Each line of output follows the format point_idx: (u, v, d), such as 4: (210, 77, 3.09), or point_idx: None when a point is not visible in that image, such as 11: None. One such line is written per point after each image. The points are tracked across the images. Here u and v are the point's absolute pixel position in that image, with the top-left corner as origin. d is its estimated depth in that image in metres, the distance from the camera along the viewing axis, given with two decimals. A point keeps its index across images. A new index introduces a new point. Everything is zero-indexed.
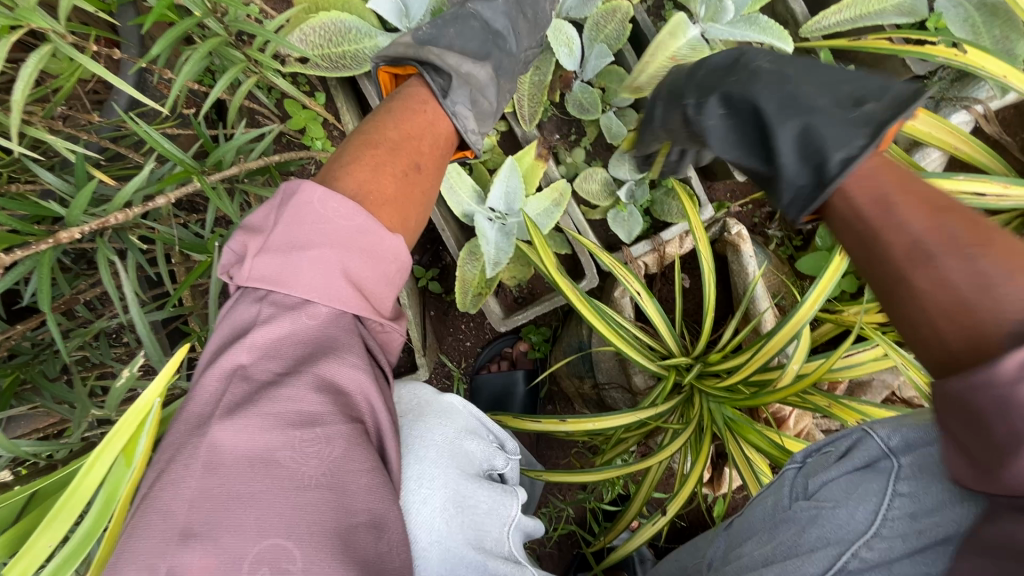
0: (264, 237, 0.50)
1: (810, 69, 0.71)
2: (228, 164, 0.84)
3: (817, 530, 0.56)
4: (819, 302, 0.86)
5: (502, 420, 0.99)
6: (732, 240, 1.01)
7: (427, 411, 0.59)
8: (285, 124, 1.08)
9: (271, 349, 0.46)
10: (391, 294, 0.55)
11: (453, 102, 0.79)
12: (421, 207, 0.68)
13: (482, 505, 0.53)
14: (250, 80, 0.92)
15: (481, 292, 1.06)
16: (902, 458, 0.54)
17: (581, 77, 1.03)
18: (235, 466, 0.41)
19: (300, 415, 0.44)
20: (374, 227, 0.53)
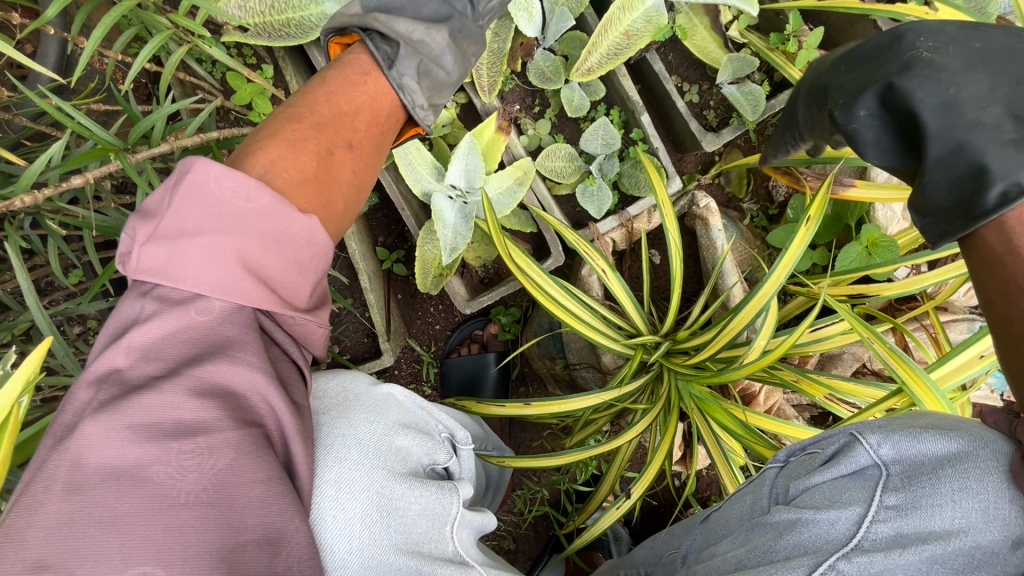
0: (154, 223, 0.47)
1: (979, 60, 0.60)
2: (159, 138, 0.77)
3: (795, 537, 0.54)
4: (785, 276, 0.82)
5: (466, 406, 0.95)
6: (701, 214, 0.98)
7: (354, 407, 0.57)
8: (228, 99, 1.02)
9: (155, 351, 0.44)
10: (305, 285, 0.53)
11: (400, 75, 0.70)
12: (352, 188, 0.63)
13: (413, 507, 0.53)
14: (182, 49, 0.85)
15: (442, 273, 1.02)
16: (891, 468, 0.53)
17: (543, 44, 0.97)
18: (103, 486, 0.39)
19: (182, 423, 0.42)
20: (280, 207, 0.50)
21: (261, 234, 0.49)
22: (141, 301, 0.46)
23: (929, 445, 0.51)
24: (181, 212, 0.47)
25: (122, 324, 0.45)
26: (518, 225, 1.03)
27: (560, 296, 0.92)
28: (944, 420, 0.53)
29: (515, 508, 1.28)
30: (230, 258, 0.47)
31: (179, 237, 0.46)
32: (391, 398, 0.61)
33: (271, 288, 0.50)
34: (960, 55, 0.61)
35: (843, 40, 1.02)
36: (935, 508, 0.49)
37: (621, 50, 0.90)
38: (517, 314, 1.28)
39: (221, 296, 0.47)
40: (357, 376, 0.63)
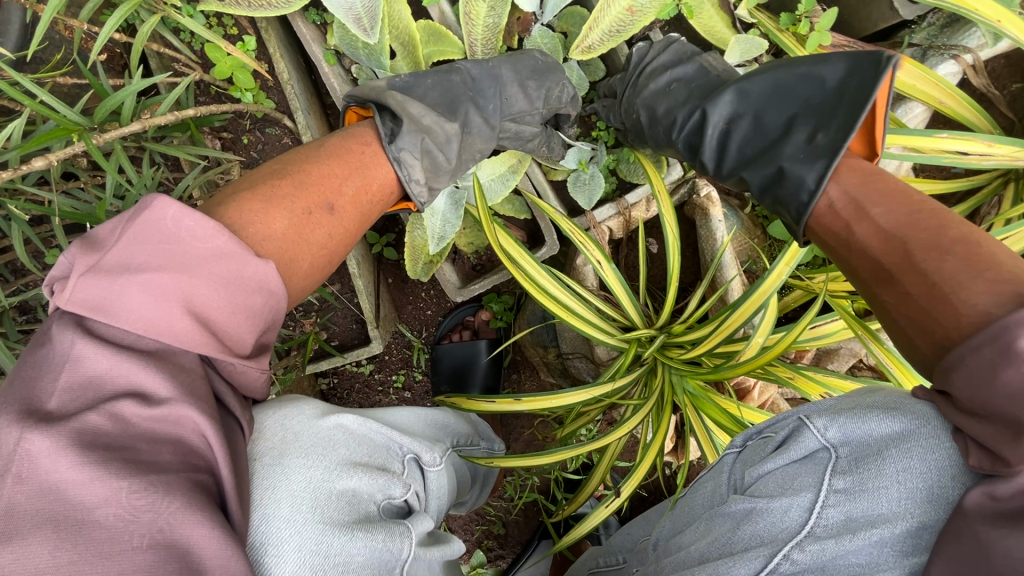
0: (98, 255, 0.43)
1: (765, 109, 0.75)
2: (129, 116, 0.72)
3: (751, 527, 0.53)
4: (787, 273, 0.79)
5: (456, 401, 0.94)
6: (701, 203, 0.95)
7: (292, 449, 0.53)
8: (208, 73, 0.97)
9: (89, 384, 0.40)
10: (251, 331, 0.48)
11: (399, 148, 0.70)
12: (320, 251, 0.59)
13: (357, 559, 0.48)
14: (153, 19, 0.79)
15: (433, 260, 0.99)
16: (840, 451, 0.50)
17: (541, 19, 0.91)
18: (39, 533, 0.36)
19: (135, 459, 0.39)
20: (239, 251, 0.47)
21: (212, 278, 0.45)
22: (71, 334, 0.41)
23: (875, 426, 0.49)
24: (131, 246, 0.44)
25: (47, 352, 0.41)
26: (512, 212, 0.99)
27: (553, 290, 0.89)
28: (887, 395, 0.52)
29: (505, 494, 1.28)
30: (172, 301, 0.44)
31: (122, 272, 0.43)
32: (337, 433, 0.57)
33: (215, 332, 0.46)
34: (748, 114, 0.76)
35: (859, 21, 0.98)
36: (881, 491, 0.46)
37: (624, 28, 0.85)
38: (510, 301, 1.26)
39: (156, 337, 0.43)
40: (303, 408, 0.59)
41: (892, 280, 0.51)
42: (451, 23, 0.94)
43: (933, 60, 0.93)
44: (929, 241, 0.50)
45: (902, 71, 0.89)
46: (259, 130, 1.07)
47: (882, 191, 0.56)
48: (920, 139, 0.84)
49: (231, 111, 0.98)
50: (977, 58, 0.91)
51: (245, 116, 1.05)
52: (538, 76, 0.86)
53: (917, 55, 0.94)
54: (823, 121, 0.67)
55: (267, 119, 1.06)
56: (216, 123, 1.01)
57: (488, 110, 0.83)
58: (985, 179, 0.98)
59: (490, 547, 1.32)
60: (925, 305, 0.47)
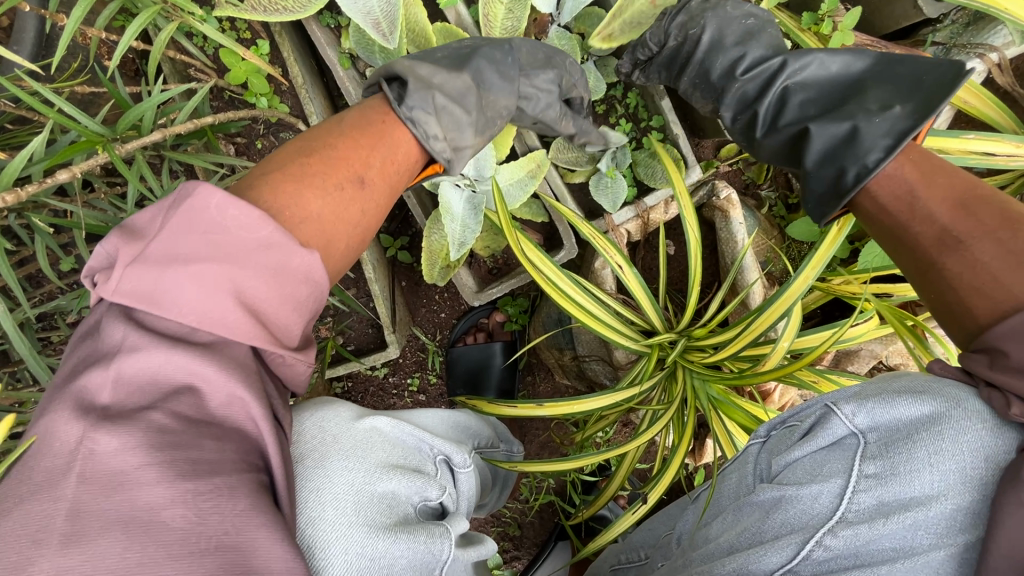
0: (145, 245, 0.43)
1: (837, 88, 0.78)
2: (149, 126, 0.72)
3: (780, 516, 0.52)
4: (811, 277, 0.78)
5: (477, 405, 0.94)
6: (721, 206, 0.95)
7: (332, 452, 0.53)
8: (224, 78, 0.97)
9: (145, 375, 0.41)
10: (298, 322, 0.49)
11: (410, 108, 0.69)
12: (355, 233, 0.59)
13: (399, 560, 0.48)
14: (172, 26, 0.79)
15: (450, 264, 0.98)
16: (868, 436, 0.49)
17: (558, 20, 0.90)
18: (109, 535, 0.35)
19: (199, 460, 0.39)
20: (285, 242, 0.47)
21: (260, 268, 0.45)
22: (123, 327, 0.41)
23: (903, 410, 0.47)
24: (176, 237, 0.44)
25: (99, 345, 0.42)
26: (529, 216, 0.99)
27: (572, 292, 0.89)
28: (912, 379, 0.50)
29: (521, 495, 1.27)
30: (222, 291, 0.43)
31: (171, 263, 0.43)
32: (373, 435, 0.57)
33: (262, 323, 0.46)
34: (816, 93, 0.79)
35: (880, 19, 0.97)
36: (913, 475, 0.45)
37: (643, 21, 0.84)
38: (525, 304, 1.26)
39: (208, 330, 0.43)
40: (339, 411, 0.59)
41: (960, 246, 0.53)
42: (468, 24, 0.93)
43: (957, 59, 0.93)
44: (1000, 217, 0.52)
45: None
46: (273, 135, 1.07)
47: (947, 177, 0.59)
48: (947, 141, 0.84)
49: (247, 116, 0.98)
50: (1002, 56, 0.91)
51: (261, 122, 1.06)
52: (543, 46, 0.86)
53: (940, 54, 0.95)
54: (901, 101, 0.71)
55: (281, 124, 1.06)
56: (232, 129, 1.01)
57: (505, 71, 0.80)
58: (1008, 178, 0.97)
59: (505, 549, 1.31)
60: (997, 272, 0.49)
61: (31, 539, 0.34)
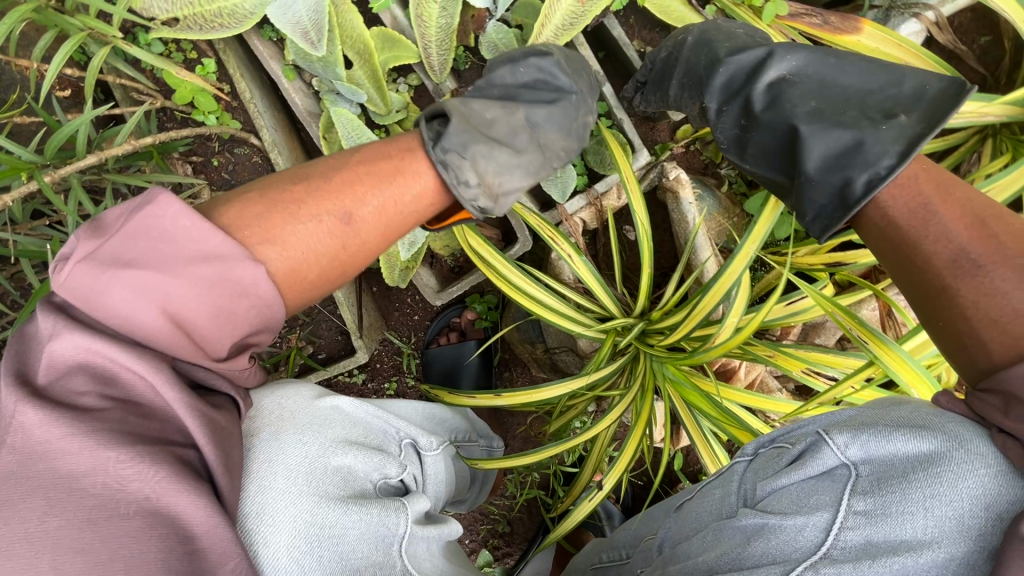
0: (93, 243, 0.46)
1: (826, 86, 0.75)
2: (82, 147, 0.72)
3: (762, 543, 0.52)
4: (752, 250, 0.81)
5: (438, 394, 0.96)
6: (671, 187, 0.97)
7: (289, 425, 0.56)
8: (169, 99, 0.98)
9: (76, 358, 0.43)
10: (233, 335, 0.50)
11: (444, 151, 0.67)
12: (331, 260, 0.59)
13: (350, 531, 0.52)
14: (102, 51, 0.80)
15: (409, 265, 0.99)
16: (860, 469, 0.49)
17: (494, 15, 0.92)
18: (31, 500, 0.40)
19: (124, 434, 0.43)
20: (231, 256, 0.49)
21: (200, 280, 0.47)
22: (58, 317, 0.44)
23: (899, 447, 0.48)
24: (127, 241, 0.46)
25: (37, 331, 0.44)
26: None
27: (527, 287, 0.90)
28: (915, 411, 0.50)
29: (507, 491, 1.28)
30: (152, 298, 0.46)
31: (111, 266, 0.45)
32: (332, 413, 0.61)
33: (188, 333, 0.48)
34: (809, 89, 0.75)
35: None
36: (905, 516, 0.45)
37: (575, 21, 0.87)
38: (493, 301, 1.27)
39: (135, 329, 0.46)
40: (299, 390, 0.62)
41: (976, 271, 0.51)
42: (404, 26, 0.95)
43: (896, 21, 0.97)
44: (1015, 240, 0.52)
45: (864, 33, 0.92)
46: (229, 151, 1.06)
47: (961, 192, 0.58)
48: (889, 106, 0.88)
49: (195, 134, 0.98)
50: (939, 15, 0.95)
51: (214, 138, 1.06)
52: (574, 64, 0.83)
53: (880, 17, 0.99)
54: (904, 109, 0.69)
55: (235, 139, 1.06)
56: (182, 148, 1.02)
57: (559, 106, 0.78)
58: (963, 137, 1.02)
59: (496, 547, 1.32)
60: (1016, 304, 0.48)
61: None
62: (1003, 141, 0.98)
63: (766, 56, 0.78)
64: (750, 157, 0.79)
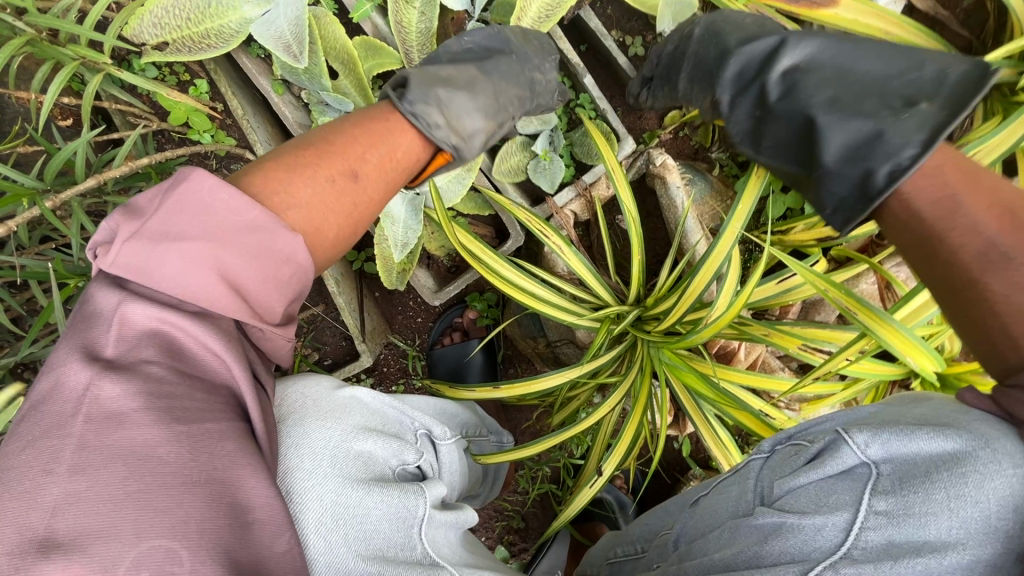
0: (140, 223, 0.48)
1: (848, 69, 0.69)
2: (81, 169, 0.75)
3: (780, 543, 0.48)
4: (738, 229, 0.82)
5: (439, 391, 0.98)
6: (658, 172, 0.98)
7: (313, 413, 0.58)
8: (165, 120, 1.00)
9: (140, 332, 0.45)
10: (279, 300, 0.54)
11: (411, 103, 0.74)
12: (343, 223, 0.64)
13: (374, 511, 0.54)
14: (96, 78, 0.83)
15: (406, 267, 1.02)
16: (882, 467, 0.45)
17: (473, 15, 0.94)
18: (109, 467, 0.40)
19: (190, 407, 0.44)
20: (268, 225, 0.53)
21: (245, 246, 0.51)
22: (117, 294, 0.46)
23: (923, 444, 0.44)
24: (169, 218, 0.49)
25: (94, 310, 0.46)
26: (474, 209, 1.03)
27: (519, 281, 0.92)
28: (931, 408, 0.48)
29: (519, 487, 1.29)
30: (208, 265, 0.49)
31: (163, 239, 0.48)
32: (351, 403, 0.63)
33: (244, 297, 0.51)
34: (828, 74, 0.70)
35: None
36: (926, 517, 0.41)
37: (551, 12, 0.89)
38: (493, 299, 1.29)
39: (193, 300, 0.48)
40: (320, 382, 0.64)
41: (1009, 265, 0.46)
42: (385, 34, 0.98)
43: None
44: None
45: (841, 7, 0.93)
46: (226, 168, 1.09)
47: (990, 180, 0.52)
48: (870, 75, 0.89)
49: (191, 152, 1.01)
50: None
51: (210, 157, 1.09)
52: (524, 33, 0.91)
53: None
54: (927, 96, 0.63)
55: (232, 156, 1.09)
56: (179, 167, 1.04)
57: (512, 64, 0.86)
58: None
59: (512, 543, 1.34)
60: None
61: (42, 467, 0.39)
62: (993, 104, 0.98)
63: (778, 43, 0.73)
64: (765, 149, 0.75)
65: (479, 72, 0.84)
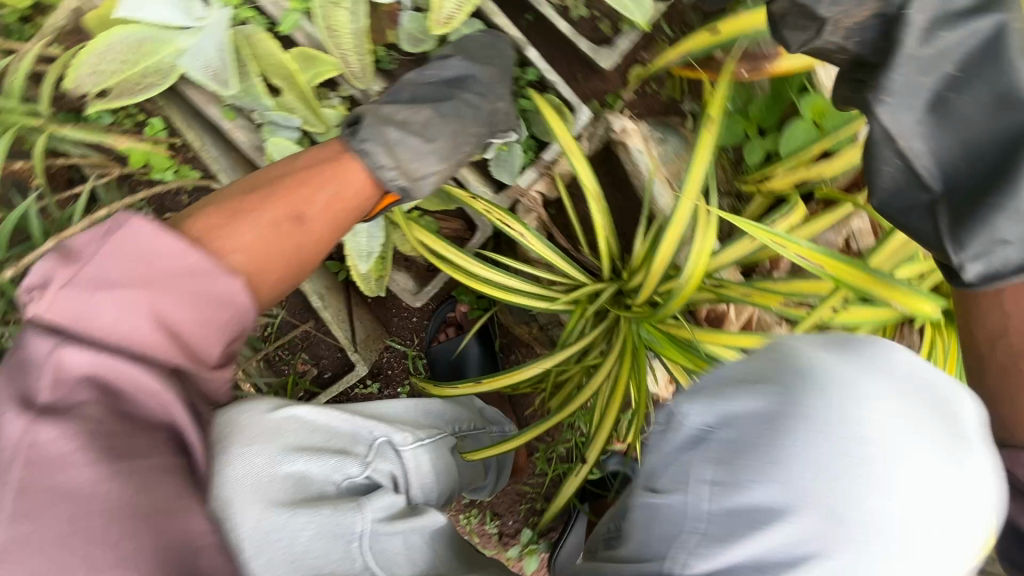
0: (73, 267, 0.49)
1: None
2: (36, 233, 0.77)
3: (654, 525, 0.52)
4: (694, 194, 0.78)
5: (425, 388, 1.00)
6: (619, 138, 0.93)
7: (246, 434, 0.59)
8: (125, 165, 1.01)
9: (74, 374, 0.47)
10: (217, 343, 0.55)
11: (361, 141, 0.76)
12: (292, 260, 0.64)
13: (303, 532, 0.55)
14: (41, 139, 0.84)
15: (383, 273, 1.01)
16: (718, 435, 0.50)
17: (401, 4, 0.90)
18: (51, 513, 0.44)
19: (119, 447, 0.47)
20: (208, 269, 0.54)
21: (182, 292, 0.52)
22: (50, 339, 0.47)
23: (741, 405, 0.50)
24: (107, 262, 0.50)
25: (27, 354, 0.47)
26: (440, 205, 1.00)
27: (484, 274, 0.93)
28: (773, 359, 0.52)
29: (537, 470, 1.31)
30: (143, 309, 0.50)
31: (100, 286, 0.49)
32: (289, 422, 0.62)
33: (180, 341, 0.52)
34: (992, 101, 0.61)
35: None
36: (753, 481, 0.47)
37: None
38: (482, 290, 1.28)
39: (126, 344, 0.49)
40: (258, 404, 0.63)
41: None
42: (318, 41, 0.95)
43: None
44: None
45: None
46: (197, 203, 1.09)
47: None
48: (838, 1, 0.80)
49: (155, 193, 1.02)
50: None
51: (181, 193, 1.09)
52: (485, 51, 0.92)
53: None
54: None
55: (199, 189, 1.08)
56: (148, 208, 1.06)
57: (471, 99, 0.90)
58: None
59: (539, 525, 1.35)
60: None
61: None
62: None
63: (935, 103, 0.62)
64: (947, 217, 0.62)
65: (433, 111, 0.88)
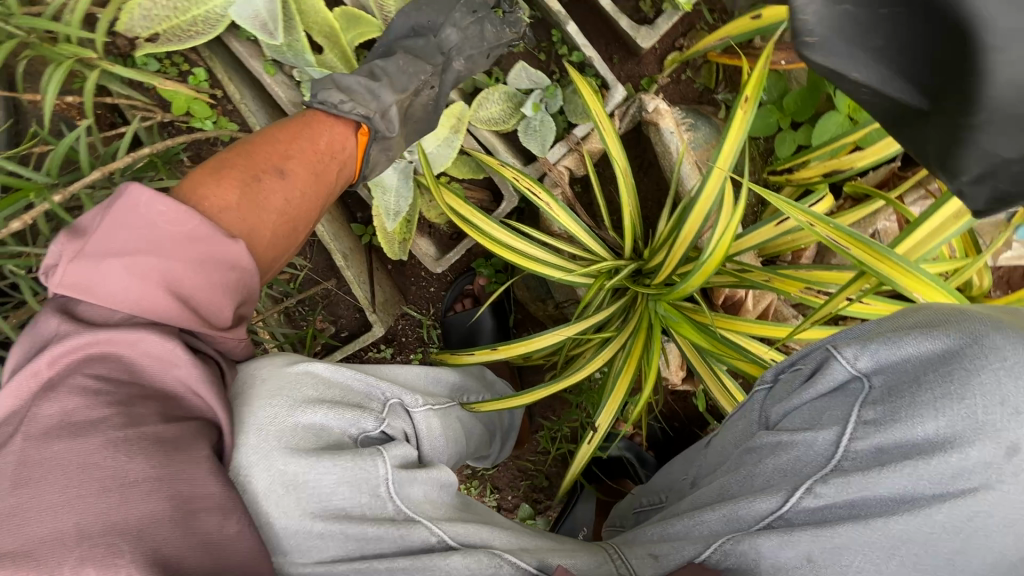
0: (79, 242, 0.53)
1: None
2: (83, 160, 0.79)
3: (774, 460, 0.58)
4: (730, 159, 0.76)
5: (438, 356, 1.01)
6: (651, 119, 0.92)
7: (262, 386, 0.63)
8: (167, 112, 1.06)
9: (82, 351, 0.51)
10: (225, 305, 0.59)
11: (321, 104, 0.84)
12: (291, 242, 0.74)
13: (327, 477, 0.58)
14: (94, 73, 0.87)
15: (406, 237, 1.04)
16: (871, 379, 0.55)
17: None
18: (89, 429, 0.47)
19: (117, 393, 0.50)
20: (207, 234, 0.58)
21: (185, 258, 0.56)
22: (57, 319, 0.52)
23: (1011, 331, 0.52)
24: (109, 233, 0.54)
25: (42, 336, 0.52)
26: (468, 172, 1.04)
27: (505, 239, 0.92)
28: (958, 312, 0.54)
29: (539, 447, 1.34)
30: (154, 281, 0.54)
31: (104, 257, 0.53)
32: (305, 376, 0.66)
33: (192, 304, 0.56)
34: None
35: None
36: (917, 419, 0.51)
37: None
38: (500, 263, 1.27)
39: (140, 311, 0.54)
40: (273, 360, 0.67)
41: None
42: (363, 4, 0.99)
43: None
44: None
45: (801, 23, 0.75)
46: None
47: None
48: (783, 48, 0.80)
49: (196, 140, 1.05)
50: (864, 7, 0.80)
51: (219, 144, 1.12)
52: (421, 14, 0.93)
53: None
54: None
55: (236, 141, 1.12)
56: (183, 154, 1.10)
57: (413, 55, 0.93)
58: None
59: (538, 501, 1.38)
60: None
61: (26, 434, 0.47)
62: None
63: None
64: None
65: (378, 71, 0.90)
